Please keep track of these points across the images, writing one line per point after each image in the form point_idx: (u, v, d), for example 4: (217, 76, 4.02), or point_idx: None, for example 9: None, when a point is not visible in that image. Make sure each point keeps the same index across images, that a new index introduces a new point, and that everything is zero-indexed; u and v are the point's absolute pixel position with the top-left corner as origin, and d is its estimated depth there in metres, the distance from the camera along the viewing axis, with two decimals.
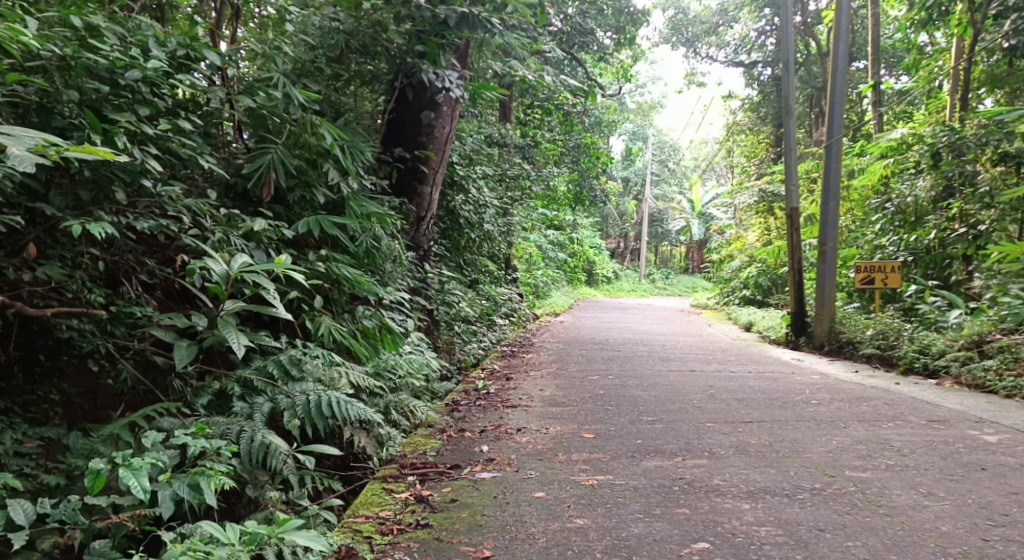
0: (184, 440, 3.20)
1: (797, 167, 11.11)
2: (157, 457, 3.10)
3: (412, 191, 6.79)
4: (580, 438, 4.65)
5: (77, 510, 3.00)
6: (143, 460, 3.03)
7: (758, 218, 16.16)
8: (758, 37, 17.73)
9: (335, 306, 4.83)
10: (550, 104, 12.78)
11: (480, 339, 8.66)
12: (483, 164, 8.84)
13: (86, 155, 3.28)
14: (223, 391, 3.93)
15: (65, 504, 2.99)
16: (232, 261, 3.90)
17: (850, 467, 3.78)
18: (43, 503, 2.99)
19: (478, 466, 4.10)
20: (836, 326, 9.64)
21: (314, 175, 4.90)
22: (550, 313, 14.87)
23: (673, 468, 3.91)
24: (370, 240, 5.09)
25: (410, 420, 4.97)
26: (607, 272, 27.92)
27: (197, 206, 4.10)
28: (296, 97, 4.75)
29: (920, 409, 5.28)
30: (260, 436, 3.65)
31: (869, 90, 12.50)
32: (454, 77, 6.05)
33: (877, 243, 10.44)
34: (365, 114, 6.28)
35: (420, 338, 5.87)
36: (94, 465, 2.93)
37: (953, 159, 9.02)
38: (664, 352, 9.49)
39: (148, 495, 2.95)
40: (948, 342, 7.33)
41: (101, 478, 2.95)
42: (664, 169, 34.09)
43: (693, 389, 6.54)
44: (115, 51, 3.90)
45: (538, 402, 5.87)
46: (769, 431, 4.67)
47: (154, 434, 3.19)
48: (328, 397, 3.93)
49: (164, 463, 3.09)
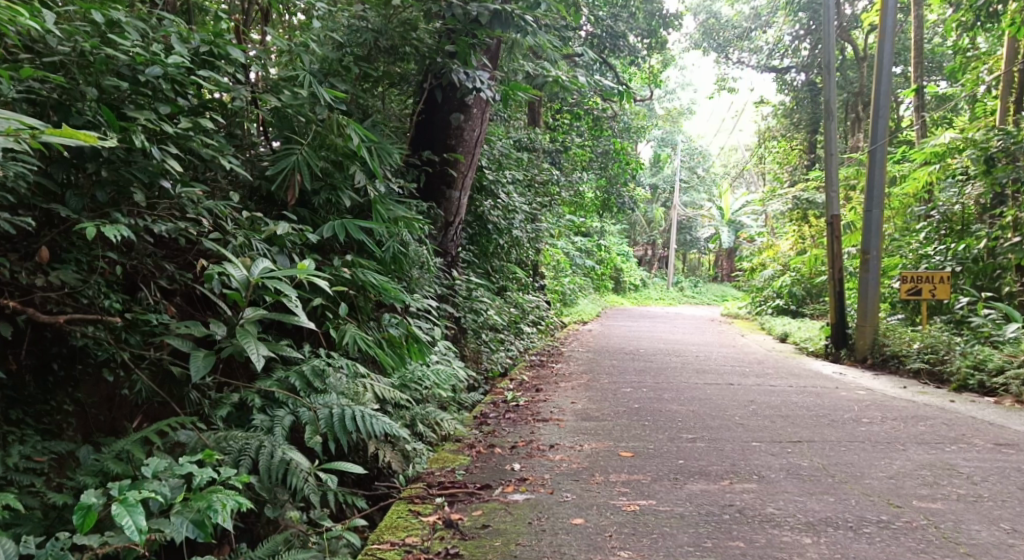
0: (189, 469, 2.96)
1: (836, 174, 10.74)
2: (156, 490, 2.86)
3: (439, 195, 6.58)
4: (618, 456, 4.38)
5: (65, 549, 2.74)
6: (139, 494, 2.77)
7: (792, 226, 15.74)
8: (792, 41, 17.34)
9: (361, 314, 4.63)
10: (579, 109, 12.53)
11: (509, 347, 8.42)
12: (512, 168, 8.64)
13: (65, 139, 2.97)
14: (243, 402, 3.72)
15: (52, 542, 2.74)
16: (253, 266, 3.68)
17: (917, 497, 3.49)
18: (27, 542, 2.74)
19: (510, 487, 3.85)
20: (879, 339, 9.25)
21: (338, 177, 4.71)
22: (578, 321, 14.58)
23: (720, 493, 3.63)
24: (397, 246, 4.89)
25: (436, 433, 4.78)
26: (634, 280, 27.46)
27: (218, 209, 3.89)
28: (323, 96, 4.55)
29: (982, 431, 4.97)
30: (280, 452, 3.42)
31: (913, 94, 12.11)
32: (486, 77, 5.84)
33: (922, 253, 10.06)
34: (393, 115, 6.07)
35: (448, 347, 5.66)
36: (84, 499, 2.69)
37: (1010, 165, 8.57)
38: (698, 363, 9.18)
39: (143, 535, 2.69)
40: (1005, 358, 7.01)
41: (92, 515, 2.70)
42: (693, 175, 33.58)
43: (734, 404, 6.24)
44: (136, 46, 3.64)
45: (570, 416, 5.62)
46: (821, 453, 4.38)
47: (156, 462, 2.97)
48: (352, 410, 3.72)
49: (164, 496, 2.84)
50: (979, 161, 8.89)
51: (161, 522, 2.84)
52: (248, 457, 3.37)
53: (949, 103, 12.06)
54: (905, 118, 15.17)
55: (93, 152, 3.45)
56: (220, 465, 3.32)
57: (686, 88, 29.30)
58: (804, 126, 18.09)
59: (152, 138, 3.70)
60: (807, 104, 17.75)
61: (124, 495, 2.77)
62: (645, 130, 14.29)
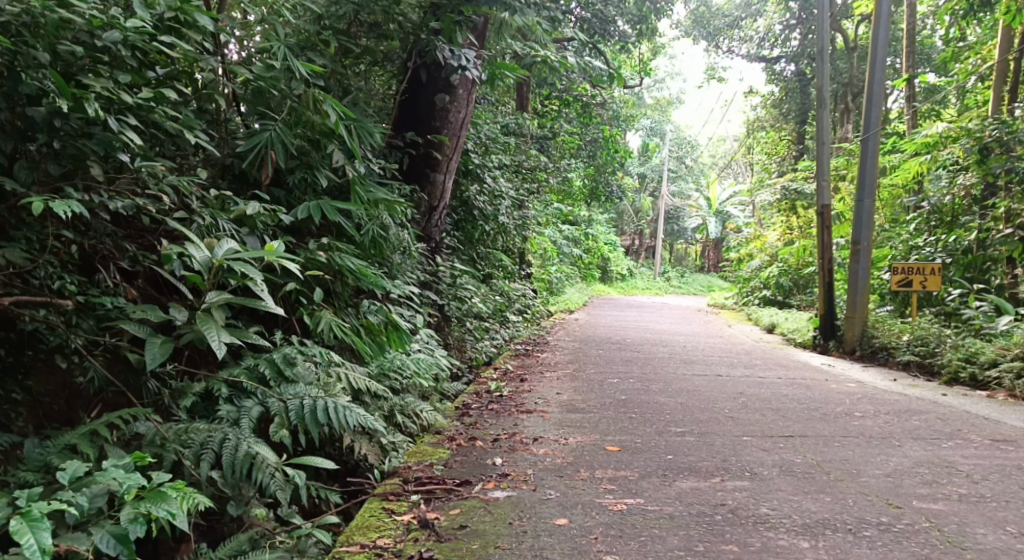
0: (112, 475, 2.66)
1: (827, 164, 10.58)
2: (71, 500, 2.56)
3: (423, 178, 6.35)
4: (604, 451, 4.20)
5: None
6: (45, 508, 2.47)
7: (781, 216, 15.57)
8: (783, 31, 17.08)
9: (337, 300, 4.43)
10: (568, 95, 12.25)
11: (493, 337, 8.20)
12: (499, 153, 8.41)
13: None
14: (209, 391, 3.51)
15: None
16: (217, 247, 3.48)
17: (917, 497, 3.34)
18: None
19: (491, 483, 3.66)
20: (868, 330, 9.11)
21: (316, 157, 4.48)
22: (564, 311, 14.39)
23: (711, 491, 3.45)
24: (376, 229, 4.66)
25: (415, 423, 4.58)
26: (621, 269, 27.24)
27: (182, 186, 3.66)
28: (299, 70, 4.31)
29: (978, 426, 4.84)
30: (245, 446, 3.21)
31: (904, 84, 11.95)
32: (472, 55, 5.62)
33: (912, 245, 9.92)
34: (376, 95, 5.84)
35: (430, 336, 5.44)
36: None
37: (1003, 155, 8.36)
38: (685, 354, 9.02)
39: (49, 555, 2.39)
40: (998, 351, 6.89)
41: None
42: (682, 165, 33.28)
43: (723, 396, 6.07)
44: (91, 8, 3.39)
45: (555, 407, 5.43)
46: (816, 449, 4.21)
47: (74, 466, 2.68)
48: (324, 402, 3.52)
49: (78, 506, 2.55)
50: (973, 151, 8.67)
51: (74, 540, 2.53)
52: (210, 451, 3.16)
53: (940, 94, 11.90)
54: (895, 110, 15.04)
55: (45, 122, 3.22)
56: (180, 459, 3.12)
57: (675, 77, 29.09)
58: (793, 116, 17.94)
59: (111, 109, 3.47)
60: (797, 95, 17.61)
61: (28, 510, 2.48)
62: (634, 118, 14.07)
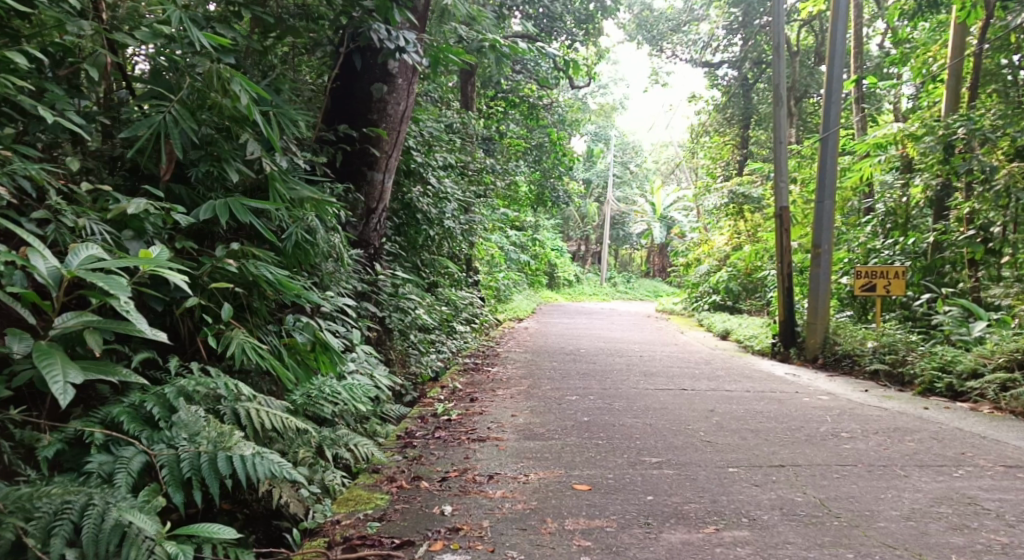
0: None
1: (784, 165, 10.14)
2: None
3: (359, 177, 5.58)
4: (571, 491, 3.55)
5: None
6: None
7: (728, 221, 15.13)
8: (726, 35, 16.49)
9: (254, 317, 3.69)
10: (513, 96, 11.60)
11: (439, 350, 7.51)
12: (442, 149, 7.67)
13: None
14: (80, 437, 2.77)
15: None
16: (71, 257, 2.76)
17: (953, 550, 2.85)
18: None
19: (438, 542, 3.00)
20: (831, 337, 8.68)
21: (226, 147, 3.68)
22: (512, 320, 13.70)
23: (707, 547, 2.89)
24: (302, 234, 3.90)
25: (352, 459, 3.86)
26: (568, 276, 26.65)
27: (35, 176, 2.92)
28: (200, 41, 3.50)
29: (982, 448, 4.36)
30: (113, 514, 2.47)
31: (854, 85, 11.57)
32: (411, 36, 4.92)
33: (869, 248, 9.49)
34: (304, 84, 5.11)
35: (370, 354, 4.72)
36: None
37: (966, 154, 7.86)
38: (644, 365, 8.43)
39: None
40: (977, 360, 6.45)
41: None
42: (626, 170, 32.87)
43: (695, 415, 5.48)
44: None
45: (511, 434, 4.75)
46: (815, 483, 3.64)
47: None
48: (228, 453, 2.81)
49: None
50: (935, 151, 8.11)
51: None
52: (67, 522, 2.43)
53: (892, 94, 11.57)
54: None
55: None
56: (22, 536, 2.38)
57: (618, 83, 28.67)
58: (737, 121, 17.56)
59: None
60: (739, 99, 17.21)
61: None
62: (580, 121, 13.49)
